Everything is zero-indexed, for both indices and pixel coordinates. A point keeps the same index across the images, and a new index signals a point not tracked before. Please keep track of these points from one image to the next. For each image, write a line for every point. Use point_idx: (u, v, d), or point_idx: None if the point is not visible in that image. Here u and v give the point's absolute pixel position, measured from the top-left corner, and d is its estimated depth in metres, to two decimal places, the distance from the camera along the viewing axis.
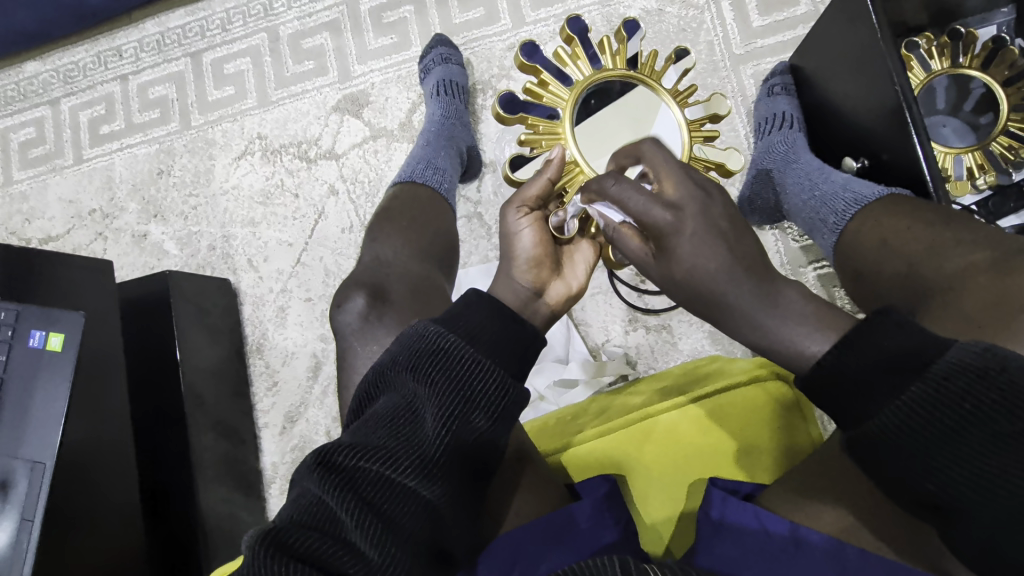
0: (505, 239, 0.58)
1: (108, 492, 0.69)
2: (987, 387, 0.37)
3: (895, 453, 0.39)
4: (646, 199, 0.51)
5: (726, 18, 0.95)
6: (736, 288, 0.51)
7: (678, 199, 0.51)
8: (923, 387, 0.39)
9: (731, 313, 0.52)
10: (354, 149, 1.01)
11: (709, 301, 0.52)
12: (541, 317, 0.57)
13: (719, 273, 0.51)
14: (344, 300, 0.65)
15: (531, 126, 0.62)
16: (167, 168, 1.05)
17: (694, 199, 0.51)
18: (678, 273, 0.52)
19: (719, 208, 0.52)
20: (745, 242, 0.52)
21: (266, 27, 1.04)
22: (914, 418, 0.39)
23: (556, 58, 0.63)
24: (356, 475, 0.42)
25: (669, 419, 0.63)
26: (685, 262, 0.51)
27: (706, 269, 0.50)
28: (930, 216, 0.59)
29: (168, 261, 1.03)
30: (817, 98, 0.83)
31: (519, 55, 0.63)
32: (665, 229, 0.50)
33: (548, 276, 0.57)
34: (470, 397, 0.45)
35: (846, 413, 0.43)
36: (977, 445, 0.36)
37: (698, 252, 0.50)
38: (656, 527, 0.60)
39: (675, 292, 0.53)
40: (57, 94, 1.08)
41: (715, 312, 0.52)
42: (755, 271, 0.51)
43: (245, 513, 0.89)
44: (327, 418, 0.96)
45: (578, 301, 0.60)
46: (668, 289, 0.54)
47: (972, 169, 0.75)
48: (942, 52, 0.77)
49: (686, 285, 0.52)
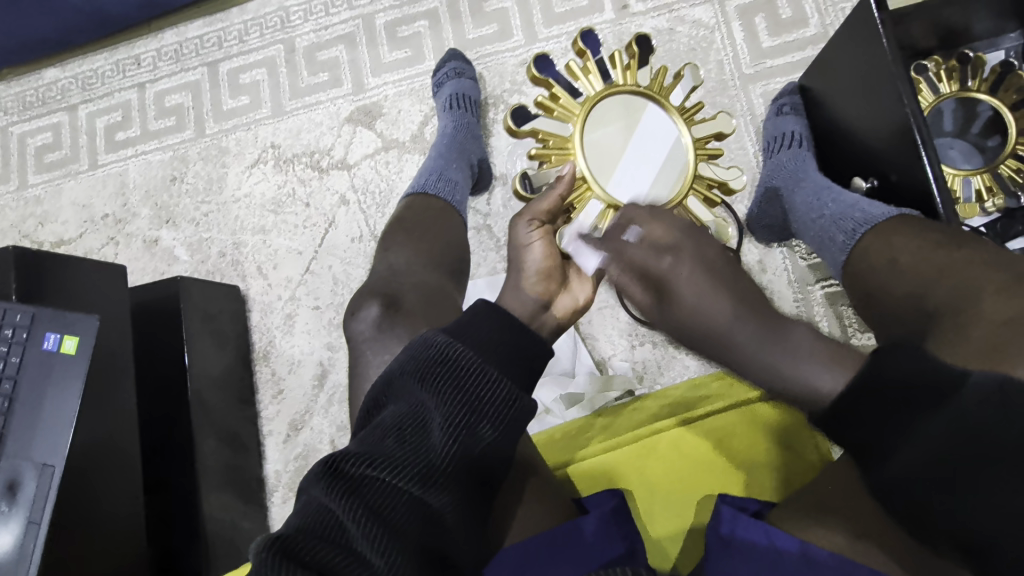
0: (514, 250, 0.59)
1: (114, 497, 0.69)
2: (1011, 423, 0.37)
3: (920, 491, 0.40)
4: (644, 251, 0.56)
5: (736, 38, 0.96)
6: (737, 328, 0.55)
7: (672, 244, 0.56)
8: (941, 423, 0.39)
9: (728, 346, 0.56)
10: (366, 160, 1.02)
11: (712, 338, 0.57)
12: (548, 330, 0.57)
13: (722, 312, 0.56)
14: (357, 309, 0.66)
15: (540, 139, 0.62)
16: (181, 174, 1.06)
17: (687, 243, 0.56)
18: (680, 312, 0.57)
19: (711, 250, 0.58)
20: (735, 279, 0.58)
21: (283, 38, 1.06)
22: (933, 458, 0.39)
23: (567, 71, 0.63)
24: (363, 482, 0.42)
25: (674, 433, 0.63)
26: (685, 302, 0.56)
27: (706, 311, 0.56)
28: (941, 237, 0.60)
29: (178, 266, 1.04)
30: (827, 119, 0.84)
31: (531, 68, 0.64)
32: (664, 273, 0.56)
33: (555, 289, 0.58)
34: (477, 406, 0.45)
35: (864, 449, 0.43)
36: (1003, 482, 0.37)
37: (699, 296, 0.56)
38: (662, 543, 0.59)
39: (680, 332, 0.58)
40: (75, 101, 1.10)
41: (715, 349, 0.57)
42: (752, 306, 0.57)
43: (247, 521, 0.89)
44: (332, 427, 0.96)
45: (585, 314, 0.60)
46: (672, 328, 0.59)
47: (981, 191, 0.76)
48: (950, 75, 0.78)
49: (690, 326, 0.57)
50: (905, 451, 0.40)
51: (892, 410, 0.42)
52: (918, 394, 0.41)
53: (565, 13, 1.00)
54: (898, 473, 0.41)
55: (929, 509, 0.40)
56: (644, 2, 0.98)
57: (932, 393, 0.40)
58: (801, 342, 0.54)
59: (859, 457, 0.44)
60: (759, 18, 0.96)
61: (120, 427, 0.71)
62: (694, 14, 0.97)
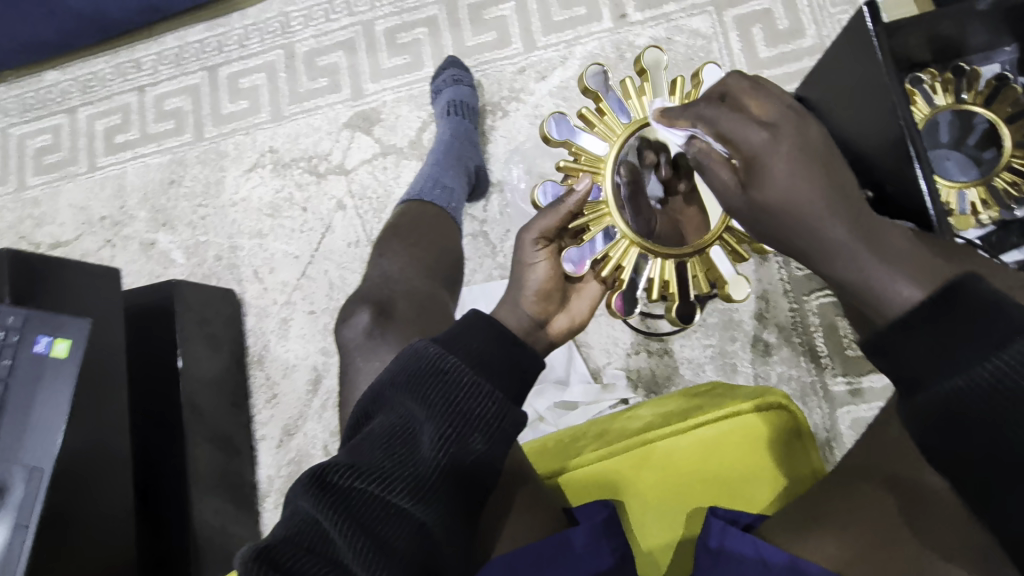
0: (517, 266, 0.56)
1: (103, 497, 0.68)
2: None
3: (984, 420, 0.37)
4: (737, 120, 0.48)
5: (733, 48, 0.96)
6: (828, 222, 0.46)
7: (772, 119, 0.47)
8: (1020, 345, 0.36)
9: (817, 244, 0.46)
10: (363, 165, 1.02)
11: (804, 235, 0.46)
12: (541, 346, 0.56)
13: (818, 200, 0.45)
14: (350, 315, 0.66)
15: (573, 152, 0.59)
16: (179, 177, 1.06)
17: (788, 121, 0.47)
18: (771, 199, 0.46)
19: (816, 132, 0.48)
20: (836, 169, 0.47)
21: (283, 44, 1.07)
22: (1009, 381, 0.36)
23: (622, 89, 0.58)
24: (349, 494, 0.42)
25: (667, 444, 0.62)
26: (778, 184, 0.46)
27: (802, 194, 0.45)
28: (936, 246, 0.59)
29: (175, 269, 1.04)
30: (822, 128, 0.84)
31: (584, 77, 0.59)
32: (758, 146, 0.46)
33: (554, 310, 0.56)
34: (466, 419, 0.44)
35: (923, 366, 0.40)
36: None
37: (795, 175, 0.45)
38: (653, 553, 0.60)
39: (762, 218, 0.48)
40: (74, 103, 1.11)
41: (803, 243, 0.47)
42: (854, 204, 0.46)
43: (238, 526, 0.88)
44: (325, 432, 0.95)
45: (579, 333, 0.58)
46: (754, 220, 0.49)
47: (976, 204, 0.76)
48: (945, 87, 0.77)
49: (778, 209, 0.47)
50: (978, 378, 0.37)
51: (968, 316, 0.39)
52: (999, 315, 0.38)
53: (563, 22, 1.00)
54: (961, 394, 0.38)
55: (992, 435, 0.37)
56: (642, 12, 0.99)
57: (1012, 314, 0.37)
58: (894, 246, 0.46)
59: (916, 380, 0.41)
60: (756, 29, 0.96)
61: (111, 431, 0.71)
62: (692, 24, 0.98)
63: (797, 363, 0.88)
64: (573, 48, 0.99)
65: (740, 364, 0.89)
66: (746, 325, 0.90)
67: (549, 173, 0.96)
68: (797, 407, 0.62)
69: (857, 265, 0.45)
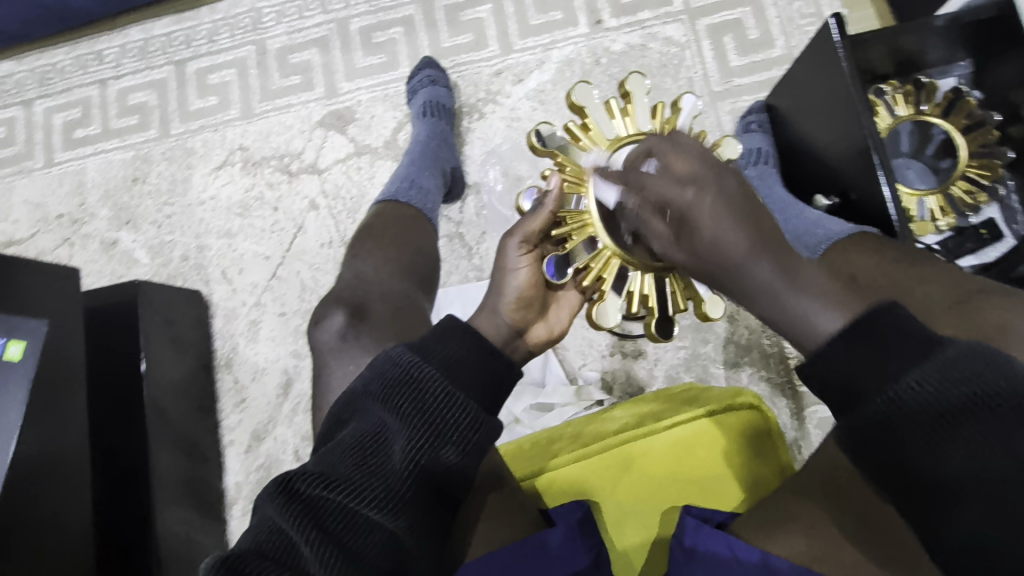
0: (499, 271, 0.56)
1: (60, 513, 0.65)
2: (994, 373, 0.37)
3: (894, 433, 0.39)
4: (664, 183, 0.51)
5: (705, 57, 0.98)
6: (754, 265, 0.51)
7: (693, 175, 0.51)
8: (932, 361, 0.39)
9: (749, 287, 0.52)
10: (337, 165, 1.00)
11: (732, 274, 0.52)
12: (518, 355, 0.57)
13: (743, 250, 0.51)
14: (323, 317, 0.65)
15: (558, 163, 0.57)
16: (143, 175, 1.03)
17: (709, 176, 0.51)
18: (703, 250, 0.51)
19: (735, 184, 0.52)
20: (758, 215, 0.52)
21: (254, 39, 1.04)
22: (915, 396, 0.38)
23: (605, 106, 0.57)
24: (318, 505, 0.41)
25: (643, 444, 0.62)
26: (707, 238, 0.51)
27: (728, 245, 0.51)
28: (896, 254, 0.62)
29: (137, 270, 1.00)
30: (791, 135, 0.86)
31: (571, 93, 0.58)
32: (687, 207, 0.50)
33: (532, 318, 0.56)
34: (440, 430, 0.44)
35: (848, 389, 0.43)
36: (976, 429, 0.36)
37: (720, 227, 0.50)
38: (627, 553, 0.59)
39: (701, 269, 0.53)
40: (30, 95, 1.06)
41: (736, 288, 0.53)
42: (772, 245, 0.52)
43: (202, 535, 0.85)
44: (296, 436, 0.93)
45: (556, 343, 0.60)
46: (691, 271, 0.54)
47: (934, 211, 0.80)
48: (907, 98, 0.81)
49: (713, 258, 0.51)
50: (892, 388, 0.39)
51: (881, 340, 0.42)
52: (912, 338, 0.42)
53: (540, 26, 1.01)
54: (884, 407, 0.39)
55: (904, 452, 0.38)
56: (618, 18, 1.00)
57: (923, 340, 0.41)
58: (807, 276, 0.53)
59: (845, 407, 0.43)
60: (728, 38, 0.99)
61: (70, 437, 0.68)
62: (666, 31, 0.99)
63: (767, 364, 0.90)
64: (549, 51, 1.00)
65: (711, 366, 0.91)
66: (718, 328, 0.91)
67: (526, 176, 0.96)
68: (767, 407, 0.64)
69: (777, 304, 0.52)
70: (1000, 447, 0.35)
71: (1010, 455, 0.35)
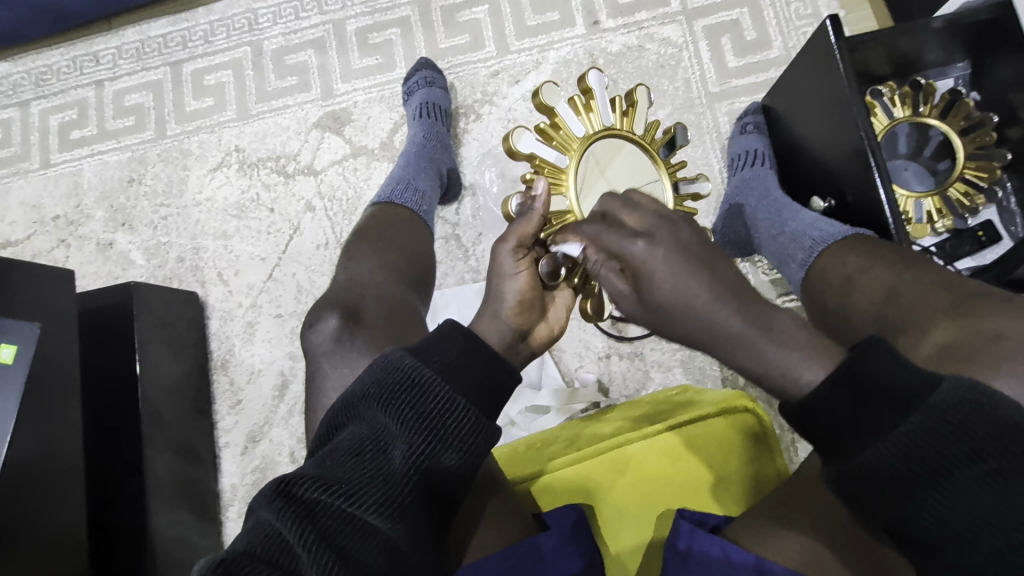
0: (496, 278, 0.56)
1: (51, 517, 0.65)
2: (980, 422, 0.37)
3: (881, 484, 0.39)
4: (613, 236, 0.50)
5: (702, 58, 0.98)
6: (724, 320, 0.48)
7: (646, 227, 0.49)
8: (921, 416, 0.38)
9: (720, 340, 0.48)
10: (333, 166, 1.00)
11: (702, 330, 0.48)
12: (522, 357, 0.57)
13: (707, 301, 0.48)
14: (318, 320, 0.64)
15: (536, 166, 0.56)
16: (139, 176, 1.03)
17: (662, 225, 0.49)
18: (662, 303, 0.48)
19: (691, 234, 0.50)
20: (720, 265, 0.49)
21: (250, 40, 1.04)
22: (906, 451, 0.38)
23: (571, 104, 0.57)
24: (316, 508, 0.40)
25: (642, 447, 0.62)
26: (666, 290, 0.48)
27: (690, 296, 0.48)
28: (894, 256, 0.62)
29: (134, 271, 1.00)
30: (787, 137, 0.86)
31: (538, 95, 0.56)
32: (641, 259, 0.48)
33: (535, 319, 0.56)
34: (441, 435, 0.44)
35: (831, 433, 0.42)
36: (968, 481, 0.37)
37: (678, 279, 0.47)
38: (621, 557, 0.59)
39: (663, 320, 0.49)
40: (27, 96, 1.06)
41: (707, 343, 0.49)
42: (741, 293, 0.49)
43: (198, 537, 0.85)
44: (292, 438, 0.93)
45: (558, 340, 0.60)
46: (657, 326, 0.51)
47: (931, 213, 0.80)
48: (903, 100, 0.80)
49: (672, 309, 0.48)
50: (880, 438, 0.39)
51: (871, 392, 0.40)
52: (902, 386, 0.40)
53: (536, 27, 1.00)
54: (872, 461, 0.39)
55: (889, 497, 0.39)
56: (615, 19, 1.00)
57: (916, 386, 0.39)
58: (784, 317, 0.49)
59: (822, 445, 0.42)
60: (726, 39, 0.98)
61: (62, 438, 0.68)
62: (663, 32, 0.99)
63: None
64: (546, 53, 1.00)
65: (709, 368, 0.90)
66: None
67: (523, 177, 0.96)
68: (763, 410, 0.64)
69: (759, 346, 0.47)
70: (992, 492, 0.36)
71: (997, 500, 0.36)
